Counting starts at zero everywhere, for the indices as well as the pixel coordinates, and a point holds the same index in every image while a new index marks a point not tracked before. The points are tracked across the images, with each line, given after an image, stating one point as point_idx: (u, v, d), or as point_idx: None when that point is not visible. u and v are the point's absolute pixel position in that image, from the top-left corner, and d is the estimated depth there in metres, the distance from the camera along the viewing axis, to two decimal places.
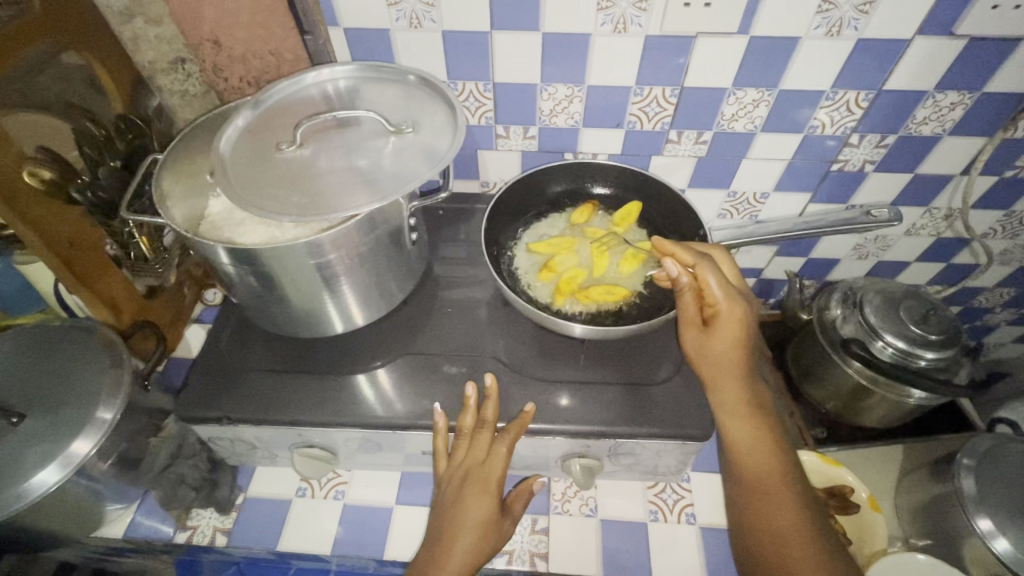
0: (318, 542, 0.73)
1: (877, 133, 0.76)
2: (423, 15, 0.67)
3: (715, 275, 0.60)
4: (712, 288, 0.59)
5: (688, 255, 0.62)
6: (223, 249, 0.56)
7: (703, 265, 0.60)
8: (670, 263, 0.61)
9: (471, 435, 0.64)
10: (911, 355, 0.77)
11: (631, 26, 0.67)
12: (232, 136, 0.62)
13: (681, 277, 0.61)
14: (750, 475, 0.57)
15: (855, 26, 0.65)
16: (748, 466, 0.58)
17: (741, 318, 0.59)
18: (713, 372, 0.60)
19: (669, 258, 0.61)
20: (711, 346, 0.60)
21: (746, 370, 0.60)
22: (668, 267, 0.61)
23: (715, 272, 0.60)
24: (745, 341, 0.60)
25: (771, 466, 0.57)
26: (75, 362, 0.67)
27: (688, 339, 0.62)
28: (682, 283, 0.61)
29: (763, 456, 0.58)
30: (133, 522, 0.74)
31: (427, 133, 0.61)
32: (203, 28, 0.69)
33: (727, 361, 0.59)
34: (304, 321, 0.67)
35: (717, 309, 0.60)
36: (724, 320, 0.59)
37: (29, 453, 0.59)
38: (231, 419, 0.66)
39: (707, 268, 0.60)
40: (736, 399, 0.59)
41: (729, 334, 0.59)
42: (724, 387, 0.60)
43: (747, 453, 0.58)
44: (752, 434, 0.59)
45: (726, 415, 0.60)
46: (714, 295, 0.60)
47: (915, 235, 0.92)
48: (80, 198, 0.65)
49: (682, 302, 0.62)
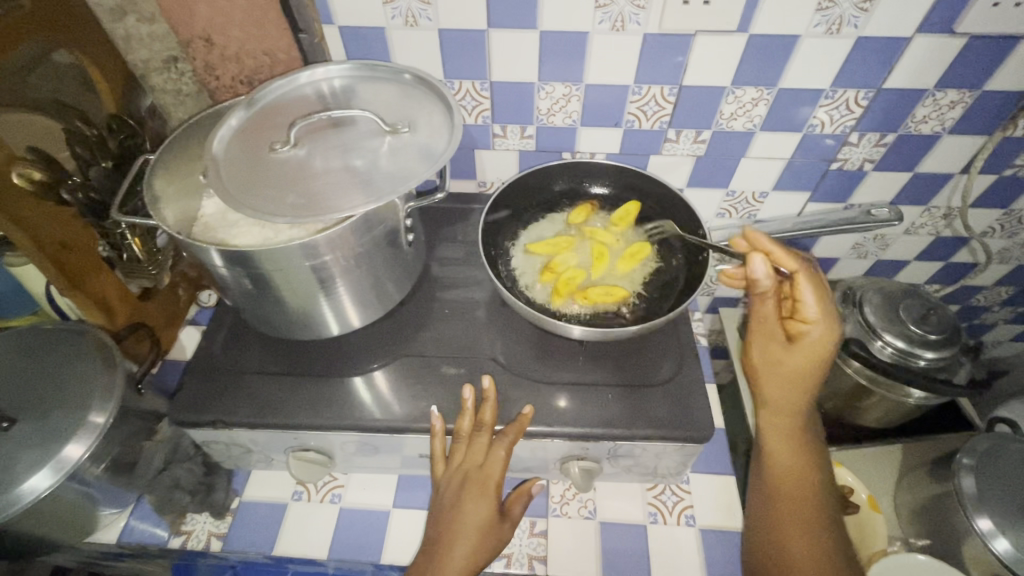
0: (315, 546, 0.72)
1: (876, 132, 0.76)
2: (419, 13, 0.66)
3: (813, 291, 0.58)
4: (806, 302, 0.58)
5: (790, 262, 0.58)
6: (217, 251, 0.55)
7: (801, 276, 0.57)
8: (760, 263, 0.56)
9: (469, 439, 0.64)
10: (911, 355, 0.77)
11: (629, 24, 0.66)
12: (225, 136, 0.61)
13: (765, 281, 0.57)
14: (780, 484, 0.59)
15: (855, 24, 0.64)
16: (779, 476, 0.59)
17: (826, 340, 0.58)
18: (774, 385, 0.61)
19: (760, 257, 0.56)
20: (784, 360, 0.60)
21: (807, 392, 0.60)
22: (754, 266, 0.56)
23: (812, 287, 0.58)
24: (821, 365, 0.59)
25: (803, 482, 0.59)
26: (67, 367, 0.66)
27: (761, 346, 0.61)
28: (766, 288, 0.58)
29: (797, 471, 0.59)
30: (127, 527, 0.73)
31: (424, 133, 0.60)
32: (195, 26, 0.68)
33: (793, 378, 0.60)
34: (300, 323, 0.67)
35: (806, 325, 0.59)
36: (807, 337, 0.58)
37: (19, 459, 0.58)
38: (226, 422, 0.65)
39: (804, 279, 0.58)
40: (785, 415, 0.61)
41: (808, 353, 0.59)
42: (781, 401, 0.61)
43: (782, 464, 0.60)
44: (791, 450, 0.60)
45: (769, 427, 0.61)
46: (807, 311, 0.58)
47: (915, 234, 0.92)
48: (70, 198, 0.64)
49: (762, 307, 0.60)
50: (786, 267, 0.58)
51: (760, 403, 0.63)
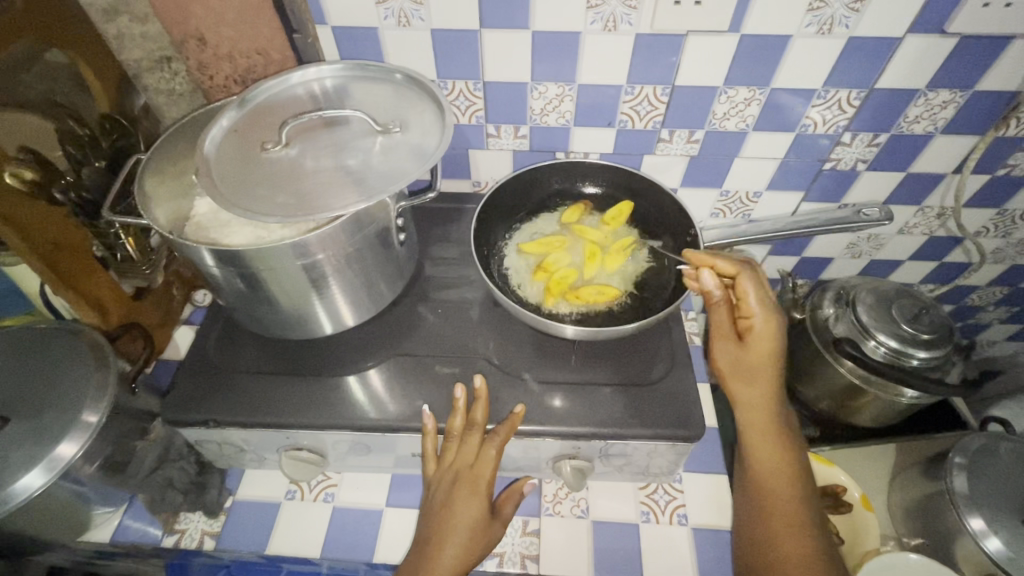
0: (308, 545, 0.72)
1: (869, 132, 0.76)
2: (412, 13, 0.67)
3: (753, 287, 0.62)
4: (748, 300, 0.62)
5: (729, 265, 0.63)
6: (208, 251, 0.55)
7: (741, 276, 0.62)
8: (706, 275, 0.62)
9: (461, 438, 0.64)
10: (904, 354, 0.77)
11: (621, 24, 0.66)
12: (217, 136, 0.61)
13: (714, 289, 0.63)
14: (762, 485, 0.59)
15: (847, 24, 0.64)
16: (763, 479, 0.59)
17: (773, 330, 0.61)
18: (743, 384, 0.61)
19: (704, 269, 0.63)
20: (744, 357, 0.61)
21: (772, 385, 0.61)
22: (702, 279, 0.63)
23: (754, 284, 0.62)
24: (777, 355, 0.61)
25: (785, 481, 0.58)
26: (60, 365, 0.66)
27: (721, 349, 0.63)
28: (716, 297, 0.63)
29: (779, 471, 0.59)
30: (121, 525, 0.73)
31: (415, 132, 0.60)
32: (188, 25, 0.68)
33: (756, 372, 0.61)
34: (292, 322, 0.67)
35: (751, 321, 0.61)
36: (757, 331, 0.61)
37: (12, 458, 0.59)
38: (219, 421, 0.65)
39: (746, 279, 0.62)
40: (759, 415, 0.61)
41: (762, 347, 0.61)
42: (750, 400, 0.61)
43: (763, 466, 0.60)
44: (770, 449, 0.60)
45: (747, 428, 0.61)
46: (750, 307, 0.62)
47: (909, 234, 0.92)
48: (62, 198, 0.64)
49: (717, 314, 0.63)
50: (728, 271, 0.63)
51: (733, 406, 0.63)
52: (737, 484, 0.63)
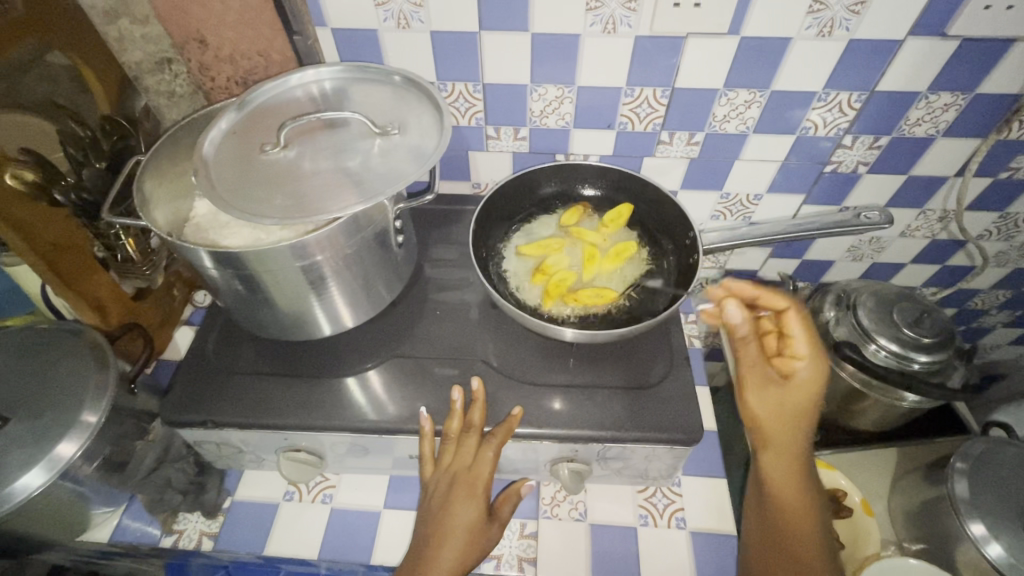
0: (306, 546, 0.72)
1: (870, 134, 0.76)
2: (411, 15, 0.67)
3: (801, 326, 0.61)
4: (795, 337, 0.60)
5: (777, 300, 0.61)
6: (206, 252, 0.55)
7: (789, 312, 0.61)
8: (734, 309, 0.60)
9: (458, 439, 0.64)
10: (905, 358, 0.77)
11: (620, 27, 0.66)
12: (215, 138, 0.61)
13: (741, 324, 0.60)
14: (782, 518, 0.59)
15: (847, 26, 0.64)
16: (782, 509, 0.59)
17: (818, 375, 0.59)
18: (778, 431, 0.59)
19: (732, 300, 0.60)
20: (784, 402, 0.59)
21: (806, 432, 0.59)
22: (731, 312, 0.60)
23: (801, 322, 0.61)
24: (818, 402, 0.59)
25: (807, 525, 0.58)
26: (60, 365, 0.66)
27: (756, 390, 0.60)
28: (746, 332, 0.60)
29: (801, 514, 0.58)
30: (120, 526, 0.73)
31: (414, 134, 0.61)
32: (189, 27, 0.69)
33: (793, 419, 0.59)
34: (291, 323, 0.67)
35: (796, 363, 0.60)
36: (802, 375, 0.59)
37: (11, 457, 0.59)
38: (217, 422, 0.65)
39: (792, 317, 0.61)
40: (789, 461, 0.59)
41: (805, 392, 0.59)
42: (779, 442, 0.59)
43: (787, 505, 0.59)
44: (795, 494, 0.59)
45: (773, 472, 0.59)
46: (797, 347, 0.60)
47: (911, 236, 0.91)
48: (63, 199, 0.64)
49: (748, 350, 0.61)
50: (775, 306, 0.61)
51: (761, 450, 0.60)
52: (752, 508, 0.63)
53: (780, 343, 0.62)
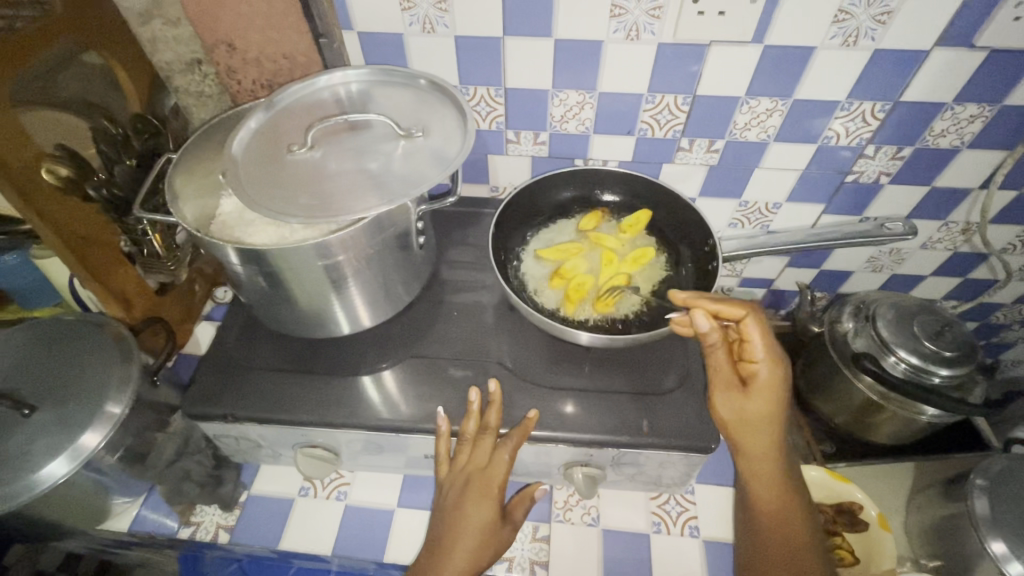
0: (319, 542, 0.73)
1: (893, 144, 0.75)
2: (436, 20, 0.68)
3: (759, 333, 0.60)
4: (754, 345, 0.60)
5: (736, 308, 0.59)
6: (233, 249, 0.56)
7: (746, 320, 0.60)
8: (700, 318, 0.59)
9: (474, 441, 0.64)
10: (925, 372, 0.76)
11: (643, 33, 0.66)
12: (244, 137, 0.62)
13: (709, 332, 0.60)
14: (768, 522, 0.61)
15: (873, 36, 0.64)
16: (767, 514, 0.61)
17: (778, 379, 0.60)
18: (746, 436, 0.61)
19: (697, 311, 0.59)
20: (746, 409, 0.60)
21: (774, 436, 0.60)
22: (697, 322, 0.59)
23: (760, 329, 0.60)
24: (780, 405, 0.60)
25: (790, 522, 0.60)
26: (86, 357, 0.68)
27: (725, 397, 0.61)
28: (713, 340, 0.60)
29: (780, 513, 0.61)
30: (139, 516, 0.75)
31: (437, 138, 0.61)
32: (219, 32, 0.70)
33: (759, 423, 0.60)
34: (311, 321, 0.68)
35: (756, 369, 0.60)
36: (761, 381, 0.60)
37: (38, 445, 0.61)
38: (237, 416, 0.66)
39: (750, 326, 0.60)
40: (762, 463, 0.61)
41: (767, 398, 0.60)
42: (754, 449, 0.61)
43: (773, 511, 0.61)
44: (774, 494, 0.61)
45: (748, 471, 0.62)
46: (755, 353, 0.60)
47: (931, 248, 0.90)
48: (95, 194, 0.64)
49: (715, 357, 0.61)
50: (735, 313, 0.60)
51: (736, 452, 0.63)
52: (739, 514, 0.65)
53: (742, 348, 0.62)
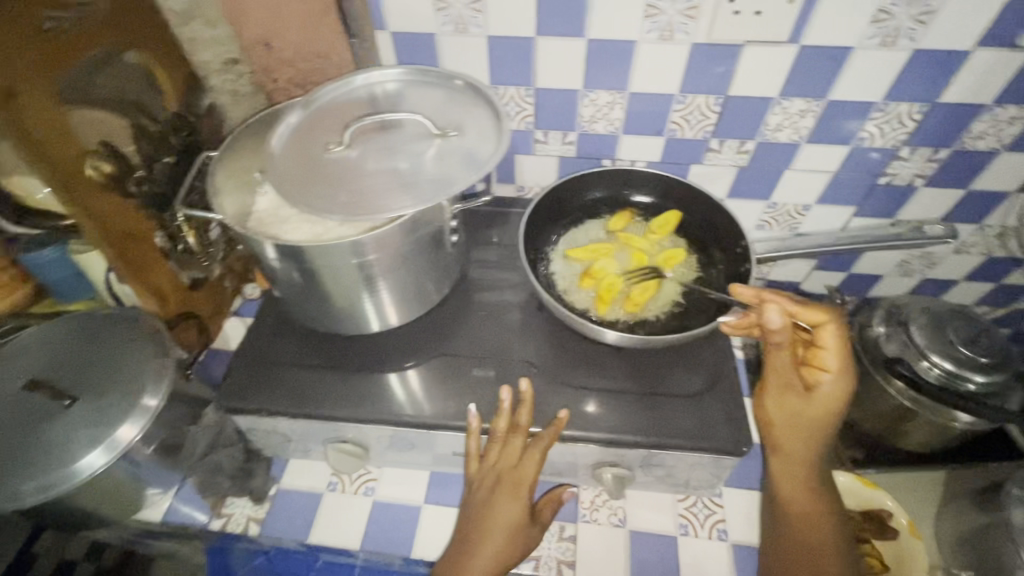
0: (348, 536, 0.74)
1: (929, 147, 0.74)
2: (470, 20, 0.68)
3: (836, 343, 0.60)
4: (827, 353, 0.60)
5: (818, 314, 0.60)
6: (271, 245, 0.57)
7: (825, 326, 0.60)
8: (774, 313, 0.57)
9: (504, 440, 0.64)
10: (959, 378, 0.74)
11: (677, 33, 0.66)
12: (283, 134, 0.63)
13: (778, 331, 0.57)
14: (796, 523, 0.60)
15: (912, 36, 0.63)
16: (796, 516, 0.61)
17: (842, 392, 0.59)
18: (791, 437, 0.61)
19: (772, 307, 0.57)
20: (801, 411, 0.60)
21: (820, 442, 0.61)
22: (769, 317, 0.57)
23: (838, 338, 0.59)
24: (837, 416, 0.60)
25: (820, 528, 0.59)
26: (122, 349, 0.69)
27: (780, 396, 0.61)
28: (781, 338, 0.58)
29: (812, 517, 0.60)
30: (172, 508, 0.75)
31: (472, 137, 0.61)
32: (257, 31, 0.71)
33: (809, 429, 0.60)
34: (344, 318, 0.69)
35: (823, 377, 0.60)
36: (825, 389, 0.59)
37: (78, 435, 0.62)
38: (270, 411, 0.67)
39: (829, 333, 0.60)
40: (800, 466, 0.61)
41: (826, 406, 0.59)
42: (794, 451, 0.61)
43: (803, 514, 0.60)
44: (806, 497, 0.61)
45: (783, 472, 0.62)
46: (826, 361, 0.60)
47: (965, 253, 0.89)
48: (137, 191, 0.68)
49: (778, 355, 0.60)
50: (815, 319, 0.60)
51: (774, 452, 0.63)
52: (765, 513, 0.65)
53: (811, 354, 0.62)
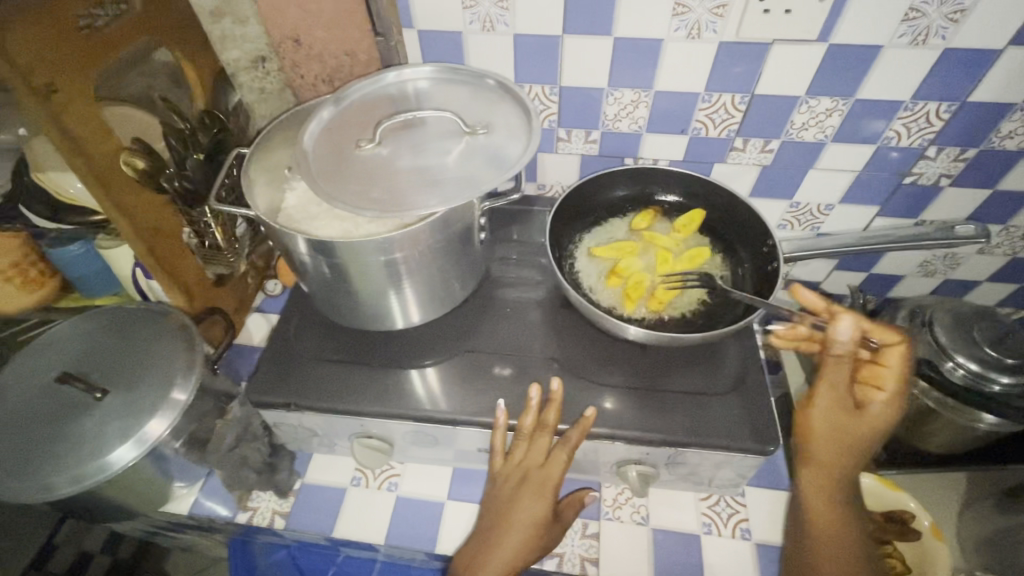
0: (371, 531, 0.74)
1: (956, 146, 0.73)
2: (497, 18, 0.68)
3: (899, 364, 0.60)
4: (887, 374, 0.60)
5: (889, 334, 0.61)
6: (303, 240, 0.57)
7: (892, 347, 0.60)
8: (843, 325, 0.59)
9: (531, 437, 0.65)
10: (984, 379, 0.73)
11: (705, 32, 0.66)
12: (314, 130, 0.63)
13: (845, 343, 0.59)
14: (818, 538, 0.58)
15: (944, 35, 0.63)
16: (820, 532, 0.59)
17: (893, 415, 0.59)
18: (828, 450, 0.59)
19: (844, 318, 0.59)
20: (847, 427, 0.59)
21: (856, 461, 0.59)
22: (840, 329, 0.59)
23: (902, 360, 0.60)
24: (880, 438, 0.59)
25: (844, 544, 0.57)
26: (152, 344, 0.70)
27: (829, 408, 0.59)
28: (845, 352, 0.59)
29: (837, 534, 0.58)
30: (197, 501, 0.75)
31: (501, 135, 0.62)
32: (285, 27, 0.71)
33: (849, 445, 0.59)
34: (369, 314, 0.69)
35: (878, 397, 0.59)
36: (878, 409, 0.59)
37: (110, 428, 0.63)
38: (298, 405, 0.68)
39: (895, 354, 0.60)
40: (829, 480, 0.60)
41: (874, 427, 0.59)
42: (825, 463, 0.60)
43: (828, 531, 0.58)
44: (831, 512, 0.59)
45: (811, 484, 0.60)
46: (885, 382, 0.60)
47: (989, 254, 0.88)
48: (168, 187, 0.67)
49: (836, 369, 0.60)
50: (883, 338, 0.61)
51: (804, 463, 0.61)
52: (789, 526, 0.63)
53: (870, 374, 0.62)
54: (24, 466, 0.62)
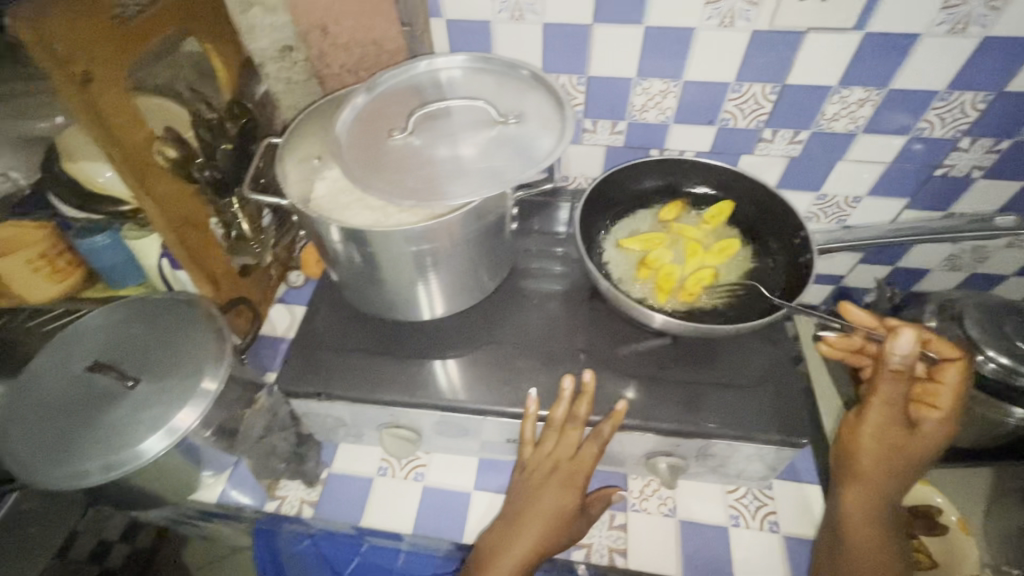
0: (399, 521, 0.75)
1: (991, 137, 0.72)
2: (526, 7, 0.68)
3: (957, 383, 0.59)
4: (945, 392, 0.59)
5: (948, 351, 0.60)
6: (337, 228, 0.57)
7: (951, 364, 0.60)
8: (905, 340, 0.57)
9: (561, 429, 0.65)
10: (1016, 373, 0.72)
11: (738, 20, 0.65)
12: (347, 118, 0.63)
13: (903, 359, 0.58)
14: (854, 553, 0.59)
15: (983, 23, 0.61)
16: (858, 550, 0.59)
17: (945, 434, 0.59)
18: (876, 467, 0.59)
19: (907, 331, 0.58)
20: (898, 445, 0.59)
21: (901, 479, 0.60)
22: (901, 342, 0.57)
23: (960, 379, 0.59)
24: (928, 458, 0.60)
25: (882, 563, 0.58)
26: (182, 333, 0.70)
27: (881, 424, 0.59)
28: (905, 369, 0.58)
29: (877, 553, 0.58)
30: (224, 491, 0.76)
31: (534, 124, 0.61)
32: (313, 16, 0.71)
33: (897, 463, 0.59)
34: (398, 304, 0.69)
35: (932, 416, 0.59)
36: (932, 428, 0.59)
37: (142, 417, 0.63)
38: (329, 393, 0.68)
39: (953, 372, 0.59)
40: (872, 497, 0.59)
41: (926, 446, 0.59)
42: (870, 479, 0.59)
43: (864, 549, 0.59)
44: (871, 530, 0.59)
45: (854, 500, 0.60)
46: (940, 400, 0.59)
47: (1019, 247, 0.87)
48: (200, 176, 0.67)
49: (890, 384, 0.59)
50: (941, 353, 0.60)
51: (848, 478, 0.61)
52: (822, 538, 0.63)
53: (924, 391, 0.61)
54: (59, 453, 0.62)
